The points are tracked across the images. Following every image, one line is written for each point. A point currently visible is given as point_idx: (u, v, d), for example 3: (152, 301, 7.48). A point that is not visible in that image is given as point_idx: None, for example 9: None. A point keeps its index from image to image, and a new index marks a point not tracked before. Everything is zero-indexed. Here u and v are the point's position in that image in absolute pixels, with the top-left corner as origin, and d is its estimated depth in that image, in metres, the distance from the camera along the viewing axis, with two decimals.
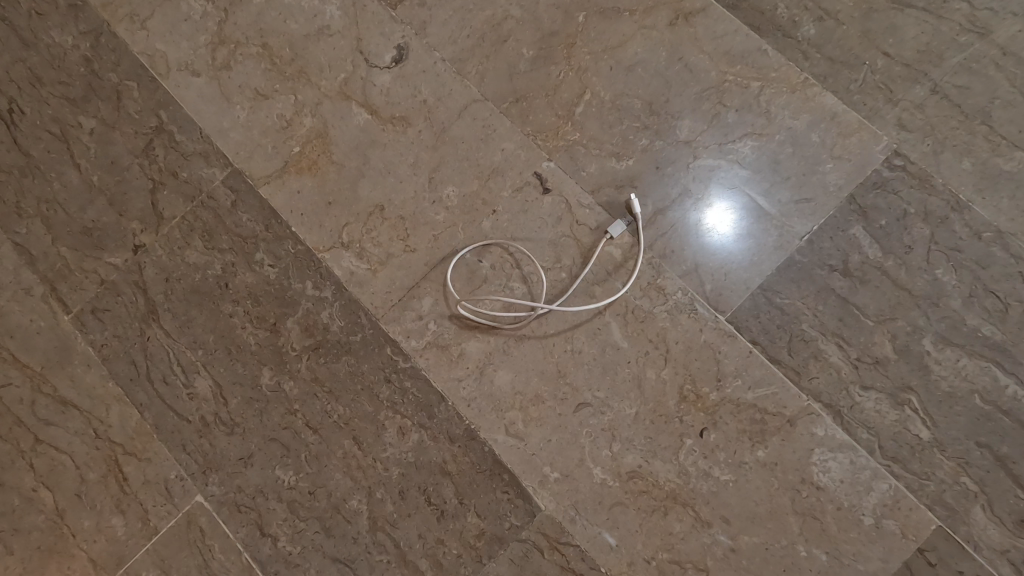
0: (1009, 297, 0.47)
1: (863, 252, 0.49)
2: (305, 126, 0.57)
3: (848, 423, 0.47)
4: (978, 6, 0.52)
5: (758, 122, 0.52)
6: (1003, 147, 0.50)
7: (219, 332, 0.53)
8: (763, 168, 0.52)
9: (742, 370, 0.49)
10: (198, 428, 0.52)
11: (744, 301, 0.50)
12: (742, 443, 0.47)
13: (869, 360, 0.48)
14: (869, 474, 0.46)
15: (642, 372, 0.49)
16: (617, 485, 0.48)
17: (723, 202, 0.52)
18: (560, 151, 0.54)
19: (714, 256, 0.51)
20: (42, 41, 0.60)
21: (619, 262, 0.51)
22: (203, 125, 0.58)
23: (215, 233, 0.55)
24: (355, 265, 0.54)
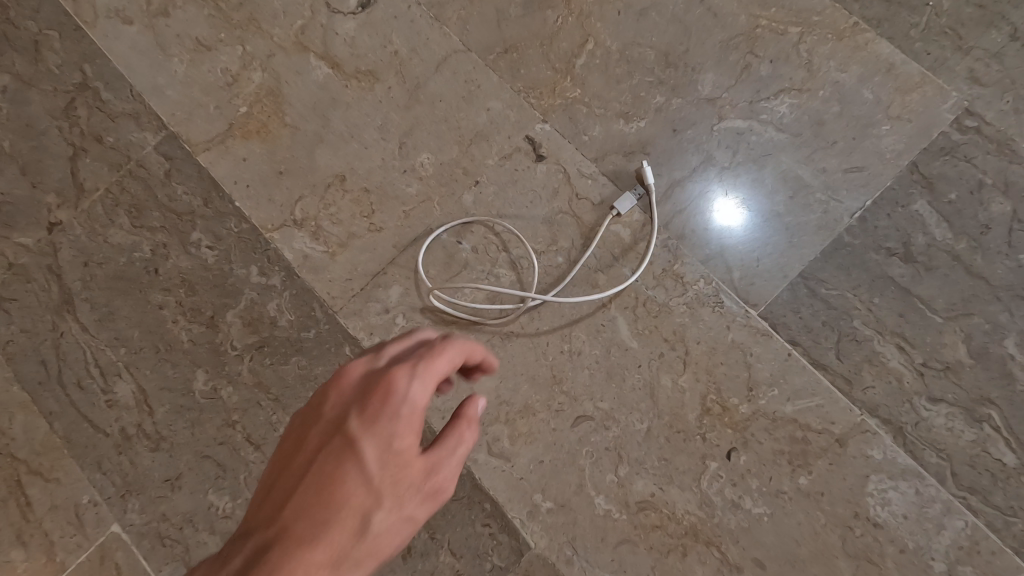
0: None
1: (928, 233, 0.40)
2: (254, 82, 0.48)
3: (913, 444, 0.38)
4: None
5: (797, 76, 0.43)
6: None
7: (146, 326, 0.45)
8: (804, 132, 0.42)
9: (780, 377, 0.39)
10: (117, 443, 0.43)
11: (781, 292, 0.41)
12: (779, 467, 0.38)
13: (938, 366, 0.38)
14: (940, 509, 0.37)
15: (655, 378, 0.40)
16: (624, 518, 0.39)
17: (754, 172, 0.42)
18: (557, 111, 0.45)
19: (743, 237, 0.42)
20: None
21: (628, 244, 0.42)
22: (135, 81, 0.49)
23: (145, 208, 0.46)
24: (310, 247, 0.45)
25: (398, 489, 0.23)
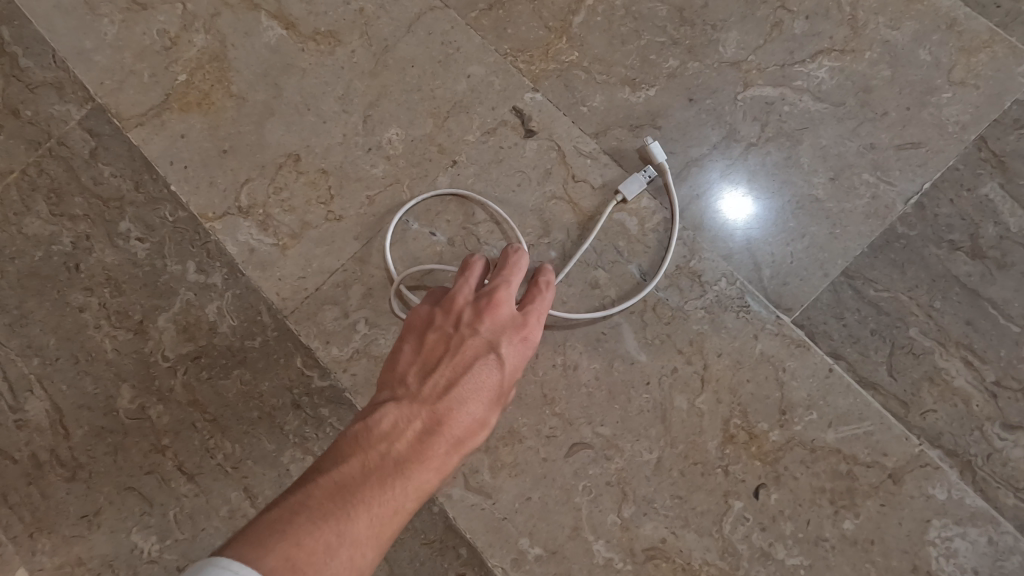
0: None
1: (1000, 222, 0.33)
2: (195, 45, 0.41)
3: (985, 482, 0.31)
4: None
5: (839, 34, 0.36)
6: None
7: (64, 332, 0.38)
8: (846, 101, 0.35)
9: (818, 399, 0.32)
10: (26, 471, 0.36)
11: (819, 294, 0.34)
12: (819, 509, 0.31)
13: (1014, 386, 0.31)
14: (1019, 563, 0.30)
15: (667, 398, 0.33)
16: (629, 569, 0.32)
17: (789, 152, 0.35)
18: (549, 77, 0.38)
19: (774, 228, 0.34)
20: None
21: (635, 236, 0.35)
22: (57, 44, 0.42)
23: (65, 193, 0.39)
24: (257, 239, 0.38)
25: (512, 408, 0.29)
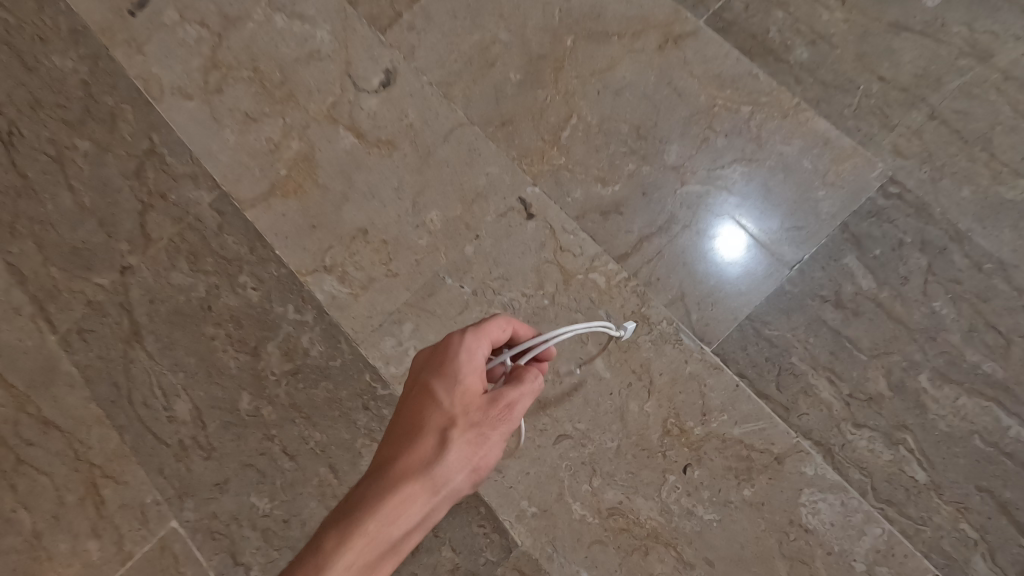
0: (1011, 333, 0.45)
1: (856, 283, 0.47)
2: (292, 149, 0.57)
3: (840, 463, 0.45)
4: (978, 30, 0.50)
5: (748, 147, 0.51)
6: (1005, 176, 0.48)
7: (200, 354, 0.53)
8: (754, 195, 0.50)
9: (729, 405, 0.47)
10: (176, 451, 0.52)
11: (731, 332, 0.48)
12: (727, 481, 0.46)
13: (862, 397, 0.45)
14: (862, 518, 0.44)
15: (624, 404, 0.48)
16: (596, 522, 0.46)
17: (718, 232, 0.50)
18: (544, 176, 0.53)
19: (704, 284, 0.49)
20: (44, 66, 0.62)
21: (604, 289, 0.50)
22: (193, 147, 0.58)
23: (200, 254, 0.55)
24: (337, 289, 0.53)
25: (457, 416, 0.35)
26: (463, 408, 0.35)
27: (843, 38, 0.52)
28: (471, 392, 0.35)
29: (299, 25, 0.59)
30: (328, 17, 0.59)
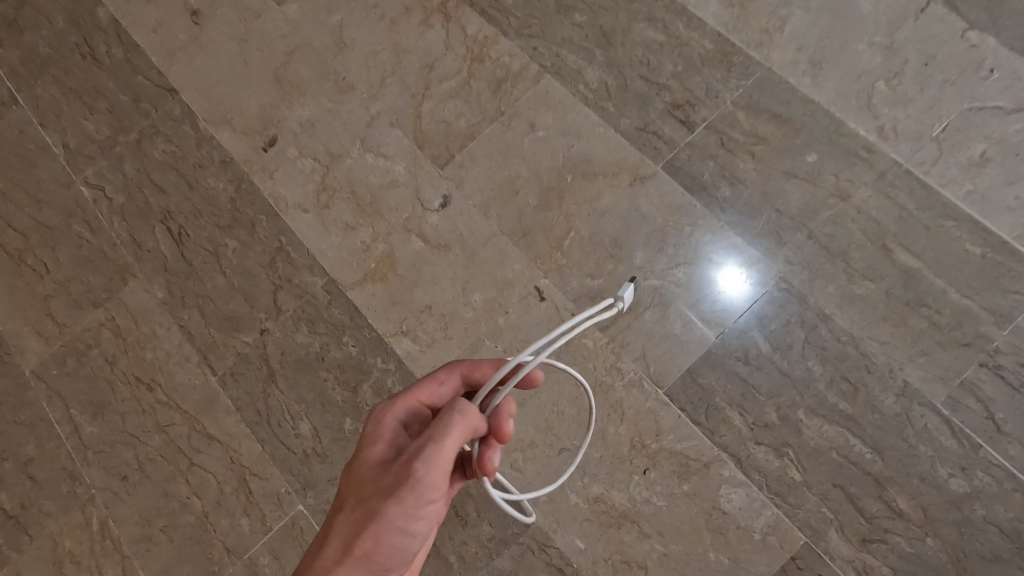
0: (858, 383, 0.69)
1: (758, 347, 0.72)
2: (379, 248, 0.83)
3: (746, 468, 0.68)
4: (842, 178, 0.75)
5: (690, 254, 0.76)
6: (856, 278, 0.72)
7: (316, 390, 0.78)
8: (694, 286, 0.74)
9: (675, 429, 0.70)
10: (301, 457, 0.76)
11: (677, 379, 0.72)
12: (673, 479, 0.69)
13: (761, 424, 0.69)
14: (758, 504, 0.67)
15: (605, 427, 0.72)
16: (586, 506, 0.70)
17: (672, 311, 0.74)
18: (552, 271, 0.78)
19: (661, 346, 0.73)
20: (203, 185, 0.89)
21: (592, 349, 0.74)
22: (309, 245, 0.84)
23: (316, 321, 0.81)
24: (410, 347, 0.78)
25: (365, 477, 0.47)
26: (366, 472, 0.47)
27: (753, 181, 0.77)
28: (376, 457, 0.48)
29: (383, 161, 0.86)
30: (403, 156, 0.86)
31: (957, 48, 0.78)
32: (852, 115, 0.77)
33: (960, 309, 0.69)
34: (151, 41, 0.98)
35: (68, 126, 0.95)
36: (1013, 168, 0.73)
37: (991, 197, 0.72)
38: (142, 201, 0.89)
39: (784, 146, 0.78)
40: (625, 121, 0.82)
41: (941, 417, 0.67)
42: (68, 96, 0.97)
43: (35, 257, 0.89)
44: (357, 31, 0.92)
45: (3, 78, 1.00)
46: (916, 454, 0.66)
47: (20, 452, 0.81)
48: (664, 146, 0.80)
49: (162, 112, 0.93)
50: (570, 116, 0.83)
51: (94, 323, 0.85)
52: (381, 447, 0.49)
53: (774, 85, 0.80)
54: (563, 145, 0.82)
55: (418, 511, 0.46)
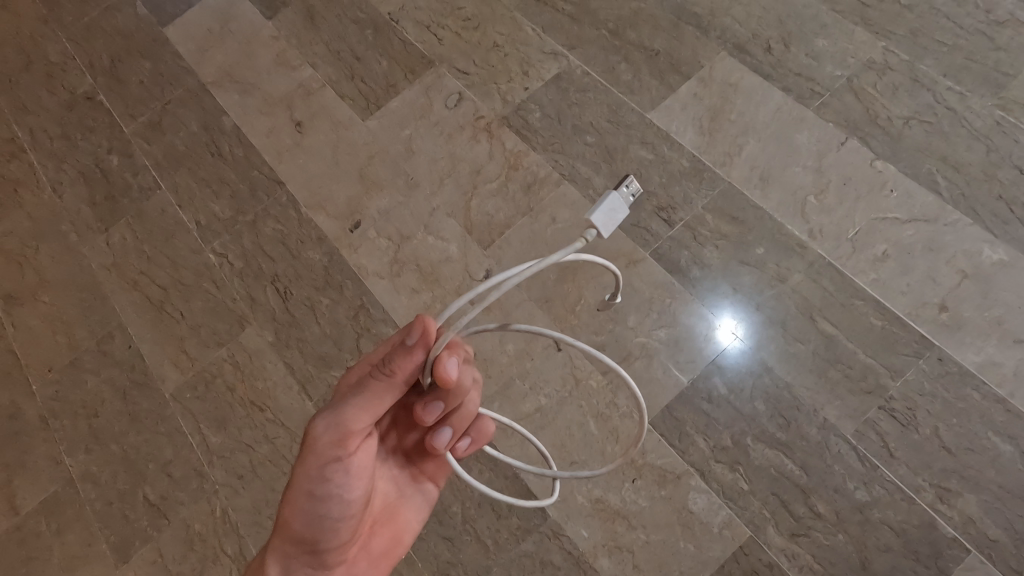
0: (790, 418, 0.94)
1: (718, 390, 0.97)
2: (437, 308, 1.10)
3: (708, 479, 0.93)
4: (782, 266, 1.03)
5: (669, 319, 1.02)
6: (791, 340, 0.98)
7: None
8: (672, 343, 1.01)
9: (656, 448, 0.96)
10: None
11: (658, 412, 0.98)
12: (654, 486, 0.94)
13: (719, 446, 0.95)
14: (716, 505, 0.92)
15: (605, 446, 0.97)
16: (590, 505, 0.94)
17: (657, 361, 1.00)
18: (567, 328, 1.05)
19: (648, 387, 0.99)
20: (303, 256, 1.18)
21: (596, 388, 1.00)
22: (384, 304, 1.12)
23: None
24: None
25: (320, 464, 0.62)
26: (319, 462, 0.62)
27: (717, 267, 1.04)
28: (325, 450, 0.62)
29: (441, 242, 1.14)
30: (457, 239, 1.14)
31: (867, 172, 1.06)
32: (790, 219, 1.05)
33: (866, 366, 0.95)
34: (264, 144, 1.29)
35: (200, 207, 1.25)
36: (906, 262, 1.00)
37: (890, 284, 0.99)
38: (256, 267, 1.18)
39: (740, 241, 1.05)
40: (623, 219, 1.10)
41: (850, 445, 0.92)
42: (199, 184, 1.27)
43: (173, 307, 1.17)
44: (422, 143, 1.23)
45: (149, 168, 1.31)
46: (831, 471, 0.91)
47: (160, 456, 1.07)
48: (652, 238, 1.08)
49: (272, 199, 1.23)
50: (582, 212, 1.11)
51: (218, 359, 1.12)
52: (322, 426, 0.62)
53: (733, 195, 1.08)
54: (576, 234, 1.10)
55: (320, 483, 0.62)
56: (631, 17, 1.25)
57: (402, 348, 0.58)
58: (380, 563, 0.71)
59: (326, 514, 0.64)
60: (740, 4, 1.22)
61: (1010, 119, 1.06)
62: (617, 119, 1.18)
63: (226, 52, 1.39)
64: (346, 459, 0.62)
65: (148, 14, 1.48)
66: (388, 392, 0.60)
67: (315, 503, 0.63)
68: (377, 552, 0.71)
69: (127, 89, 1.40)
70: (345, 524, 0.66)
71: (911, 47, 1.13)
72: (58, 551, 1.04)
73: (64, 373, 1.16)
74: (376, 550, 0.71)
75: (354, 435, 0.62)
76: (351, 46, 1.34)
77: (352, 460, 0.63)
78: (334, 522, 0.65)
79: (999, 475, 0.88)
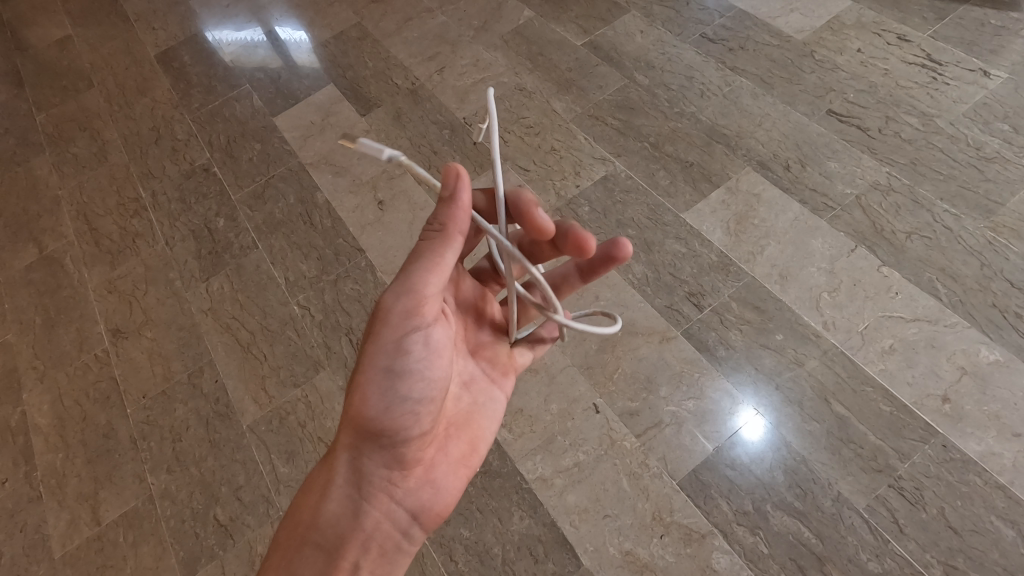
0: (806, 489, 1.04)
1: (741, 458, 1.08)
2: None
3: (730, 540, 1.02)
4: (799, 352, 1.16)
5: (697, 390, 1.15)
6: (808, 419, 1.10)
7: None
8: (699, 413, 1.13)
9: (684, 508, 1.06)
10: None
11: (685, 474, 1.08)
12: (681, 543, 1.03)
13: (741, 511, 1.04)
14: (737, 566, 1.01)
15: (636, 502, 1.07)
16: (621, 556, 1.03)
17: (688, 427, 1.12)
18: (605, 393, 1.17)
19: (677, 451, 1.10)
20: None
21: (628, 450, 1.12)
22: None
23: None
24: (506, 436, 1.16)
25: (390, 353, 0.64)
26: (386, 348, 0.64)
27: (741, 349, 1.18)
28: (393, 330, 0.64)
29: None
30: None
31: (874, 276, 1.22)
32: (806, 312, 1.20)
33: (876, 447, 1.06)
34: (351, 216, 1.51)
35: (290, 265, 1.45)
36: (911, 357, 1.13)
37: (897, 374, 1.12)
38: (334, 320, 1.36)
39: (762, 327, 1.20)
40: (659, 302, 1.26)
41: (863, 518, 1.01)
42: (291, 246, 1.48)
43: (259, 349, 1.34)
44: None
45: (249, 230, 1.53)
46: (844, 542, 1.00)
47: (233, 481, 1.20)
48: (683, 320, 1.23)
49: (353, 263, 1.43)
50: (623, 293, 1.28)
51: (293, 398, 1.27)
52: (393, 298, 0.63)
53: (756, 287, 1.24)
54: (617, 312, 1.26)
55: (399, 362, 0.64)
56: (670, 135, 1.48)
57: (439, 201, 0.58)
58: (460, 472, 0.71)
59: (406, 401, 0.65)
60: (763, 130, 1.44)
61: (1001, 240, 1.22)
62: (655, 217, 1.37)
63: (325, 140, 1.66)
64: (422, 335, 0.65)
65: (262, 105, 1.77)
66: (443, 245, 0.60)
67: (394, 387, 0.65)
68: (458, 462, 0.71)
69: (238, 164, 1.66)
70: (427, 414, 0.66)
71: (912, 174, 1.32)
72: (133, 560, 1.15)
73: (157, 400, 1.32)
74: (453, 457, 0.71)
75: (426, 304, 0.63)
76: (430, 141, 1.60)
77: (425, 337, 0.65)
78: (415, 410, 0.65)
79: (1002, 558, 0.96)
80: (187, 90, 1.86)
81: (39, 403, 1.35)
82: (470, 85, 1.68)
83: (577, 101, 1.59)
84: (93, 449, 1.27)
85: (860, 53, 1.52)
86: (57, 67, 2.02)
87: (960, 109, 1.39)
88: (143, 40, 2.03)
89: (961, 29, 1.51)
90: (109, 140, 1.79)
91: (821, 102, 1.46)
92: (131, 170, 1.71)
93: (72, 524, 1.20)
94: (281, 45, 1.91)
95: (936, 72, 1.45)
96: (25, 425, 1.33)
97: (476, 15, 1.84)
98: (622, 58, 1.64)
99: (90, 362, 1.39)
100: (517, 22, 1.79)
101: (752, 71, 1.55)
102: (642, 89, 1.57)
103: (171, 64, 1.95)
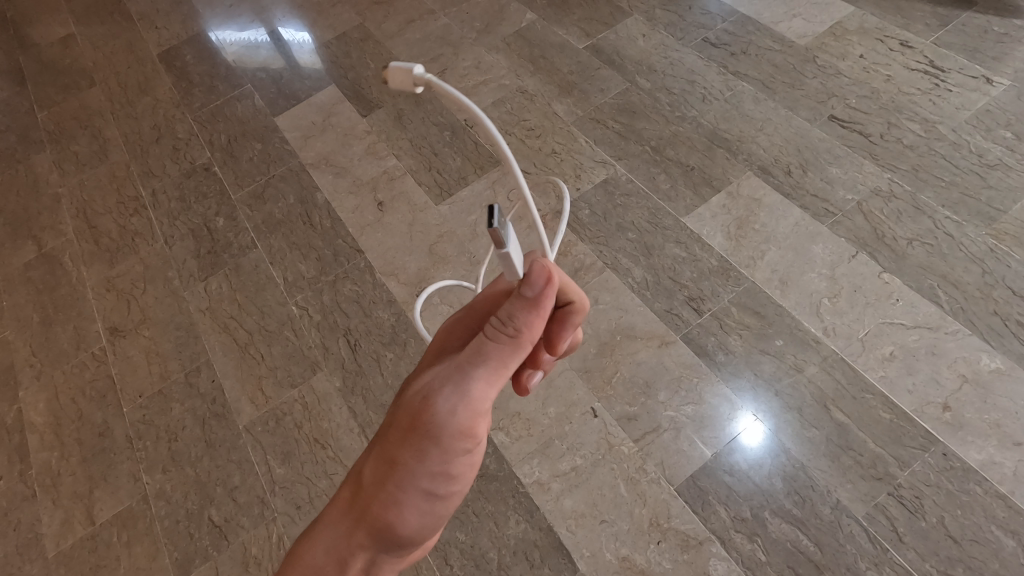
0: (805, 496, 1.04)
1: (739, 464, 1.07)
2: None
3: (727, 548, 1.02)
4: (798, 359, 1.15)
5: (696, 395, 1.15)
6: (807, 425, 1.09)
7: None
8: (697, 418, 1.12)
9: (681, 514, 1.05)
10: None
11: (683, 479, 1.07)
12: (678, 549, 1.02)
13: (740, 518, 1.03)
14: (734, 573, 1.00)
15: (633, 508, 1.06)
16: (617, 561, 1.03)
17: (688, 432, 1.11)
18: (603, 397, 1.17)
19: (676, 456, 1.10)
20: (373, 314, 1.35)
21: (626, 455, 1.11)
22: None
23: None
24: (503, 439, 1.15)
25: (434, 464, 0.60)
26: (430, 459, 0.60)
27: (740, 354, 1.17)
28: (442, 445, 0.60)
29: None
30: None
31: (875, 283, 1.21)
32: (806, 318, 1.20)
33: (876, 454, 1.05)
34: (350, 217, 1.50)
35: (289, 265, 1.45)
36: (911, 364, 1.12)
37: (897, 381, 1.11)
38: (332, 320, 1.35)
39: (762, 332, 1.19)
40: (658, 305, 1.25)
41: (862, 526, 1.00)
42: (290, 246, 1.48)
43: (257, 349, 1.34)
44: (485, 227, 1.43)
45: (249, 230, 1.52)
46: (843, 550, 0.99)
47: (228, 481, 1.20)
48: (682, 324, 1.22)
49: (352, 264, 1.43)
50: (622, 297, 1.27)
51: (290, 399, 1.27)
52: (447, 410, 0.58)
53: (756, 293, 1.24)
54: (616, 315, 1.25)
55: (437, 470, 0.61)
56: (671, 138, 1.48)
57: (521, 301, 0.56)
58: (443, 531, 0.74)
59: (438, 504, 0.63)
60: (765, 134, 1.44)
61: (1003, 247, 1.21)
62: (655, 221, 1.36)
63: (326, 141, 1.66)
64: (463, 448, 0.61)
65: (263, 105, 1.77)
66: (511, 360, 0.59)
67: (430, 493, 0.62)
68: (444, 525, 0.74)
69: (238, 163, 1.66)
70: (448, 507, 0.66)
71: (913, 181, 1.32)
72: (125, 561, 1.14)
73: (154, 399, 1.31)
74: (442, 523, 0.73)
75: (478, 417, 0.60)
76: (431, 143, 1.60)
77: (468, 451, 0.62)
78: (442, 508, 0.64)
79: (1002, 568, 0.95)
80: (189, 89, 1.86)
81: (35, 402, 1.35)
82: (472, 86, 1.68)
83: (579, 104, 1.59)
84: (88, 448, 1.27)
85: (862, 59, 1.52)
86: (60, 65, 2.02)
87: (962, 116, 1.38)
88: (145, 39, 2.03)
89: (964, 36, 1.51)
90: (110, 138, 1.79)
91: (823, 107, 1.46)
92: (131, 168, 1.71)
93: (65, 524, 1.19)
94: (283, 45, 1.91)
95: (938, 78, 1.45)
96: (20, 423, 1.33)
97: (479, 17, 1.84)
98: (624, 62, 1.64)
99: (88, 360, 1.39)
100: (520, 25, 1.79)
101: (754, 75, 1.55)
102: (644, 93, 1.57)
103: (173, 63, 1.95)
